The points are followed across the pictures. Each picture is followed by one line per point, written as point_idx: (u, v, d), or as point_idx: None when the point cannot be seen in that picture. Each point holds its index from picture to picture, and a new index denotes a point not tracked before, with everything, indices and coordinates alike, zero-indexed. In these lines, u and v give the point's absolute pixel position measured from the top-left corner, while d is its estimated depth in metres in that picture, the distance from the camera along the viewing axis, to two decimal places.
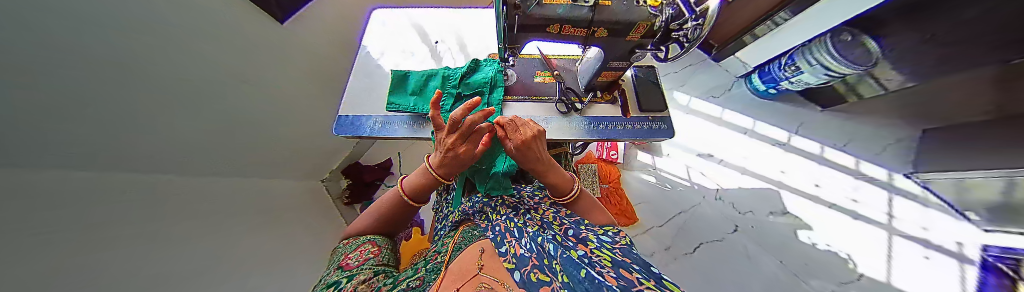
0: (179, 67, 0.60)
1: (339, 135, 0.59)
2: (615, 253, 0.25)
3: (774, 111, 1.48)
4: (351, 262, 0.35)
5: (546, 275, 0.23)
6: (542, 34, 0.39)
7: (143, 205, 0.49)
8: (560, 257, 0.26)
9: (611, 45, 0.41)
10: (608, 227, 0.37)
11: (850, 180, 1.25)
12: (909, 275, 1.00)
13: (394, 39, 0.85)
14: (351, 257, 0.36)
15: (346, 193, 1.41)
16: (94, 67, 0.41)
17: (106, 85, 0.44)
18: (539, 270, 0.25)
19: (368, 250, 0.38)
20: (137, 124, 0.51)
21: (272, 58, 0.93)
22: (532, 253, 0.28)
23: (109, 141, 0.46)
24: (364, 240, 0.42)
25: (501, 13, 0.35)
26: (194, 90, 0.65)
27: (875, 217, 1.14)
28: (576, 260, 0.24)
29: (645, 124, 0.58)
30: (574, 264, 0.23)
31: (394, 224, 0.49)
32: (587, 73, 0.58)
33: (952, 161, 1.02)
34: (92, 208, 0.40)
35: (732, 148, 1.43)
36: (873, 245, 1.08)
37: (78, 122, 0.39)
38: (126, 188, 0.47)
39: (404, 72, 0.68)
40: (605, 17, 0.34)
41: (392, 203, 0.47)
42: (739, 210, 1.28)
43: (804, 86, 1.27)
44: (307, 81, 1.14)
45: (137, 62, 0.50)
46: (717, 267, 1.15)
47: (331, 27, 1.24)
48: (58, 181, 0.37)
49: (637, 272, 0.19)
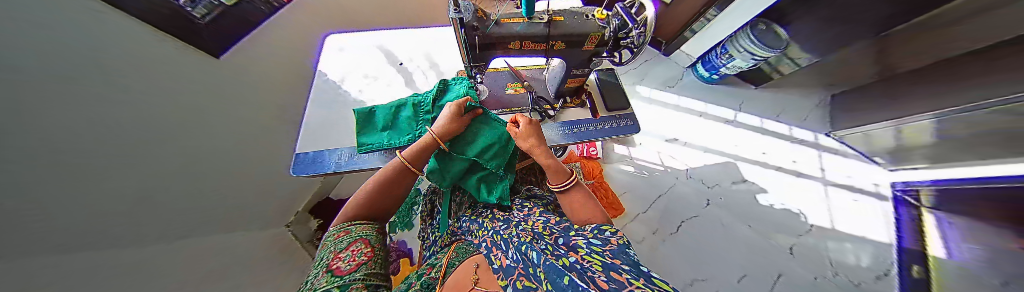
0: (119, 119, 0.53)
1: (298, 174, 0.53)
2: (605, 256, 0.25)
3: (721, 94, 1.67)
4: (342, 266, 0.30)
5: (532, 282, 0.24)
6: (503, 52, 0.40)
7: (92, 279, 0.41)
8: (544, 264, 0.25)
9: (571, 56, 0.43)
10: (602, 226, 0.36)
11: (787, 145, 1.46)
12: (844, 217, 1.22)
13: (356, 65, 0.81)
14: (341, 260, 0.31)
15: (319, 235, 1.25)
16: (5, 118, 0.33)
17: (26, 138, 0.36)
18: (527, 277, 0.25)
19: (360, 252, 0.34)
20: (87, 187, 0.45)
21: (212, 90, 0.81)
22: (517, 264, 0.29)
23: (35, 191, 0.37)
24: (355, 237, 0.37)
25: (461, 36, 0.36)
26: (141, 142, 0.57)
27: (812, 172, 1.36)
28: (559, 265, 0.24)
29: (614, 122, 0.62)
30: (557, 271, 0.23)
31: (379, 206, 0.45)
32: (554, 81, 0.60)
33: (873, 113, 1.24)
34: (62, 287, 0.36)
35: (693, 130, 1.58)
36: (816, 197, 1.28)
37: (2, 191, 0.32)
38: (63, 267, 0.39)
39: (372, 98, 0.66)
40: (560, 31, 0.36)
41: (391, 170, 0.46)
42: (707, 184, 1.41)
43: (739, 70, 1.45)
44: (264, 118, 1.03)
45: (73, 122, 0.44)
46: (704, 239, 1.25)
47: (281, 52, 1.12)
48: (12, 264, 0.32)
49: (626, 273, 0.19)
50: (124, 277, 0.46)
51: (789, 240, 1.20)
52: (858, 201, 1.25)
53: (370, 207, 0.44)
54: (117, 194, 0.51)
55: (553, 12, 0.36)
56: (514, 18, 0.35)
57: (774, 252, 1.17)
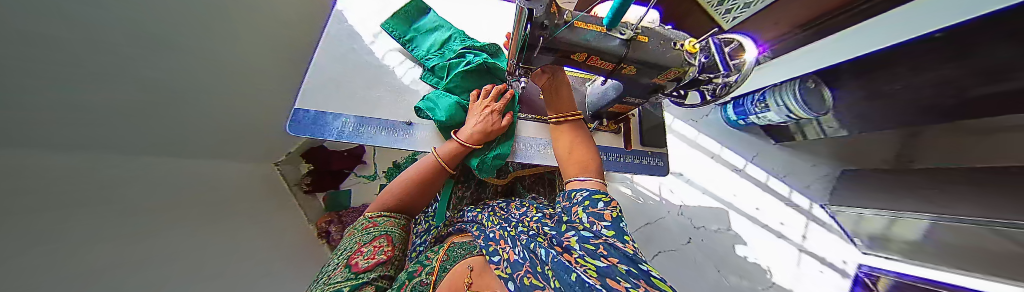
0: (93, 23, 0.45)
1: (296, 135, 0.47)
2: (597, 259, 0.19)
3: (740, 140, 1.62)
4: (361, 262, 0.28)
5: (540, 280, 0.19)
6: (562, 59, 0.36)
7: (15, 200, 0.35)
8: (553, 261, 0.21)
9: (635, 83, 0.39)
10: (594, 195, 0.31)
11: (781, 205, 1.47)
12: (805, 284, 1.28)
13: (375, 18, 0.70)
14: (362, 255, 0.29)
15: (307, 180, 1.27)
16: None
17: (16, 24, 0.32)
18: (533, 274, 0.21)
19: (382, 249, 0.32)
20: (27, 102, 0.40)
21: None
22: (526, 260, 0.24)
23: None
24: (380, 231, 0.36)
25: (525, 34, 0.29)
26: (90, 50, 0.48)
27: (794, 237, 1.39)
28: (566, 261, 0.20)
29: (643, 159, 0.59)
30: (565, 267, 0.18)
31: (407, 198, 0.44)
32: (596, 99, 0.55)
33: (870, 200, 1.26)
34: (6, 212, 0.33)
35: (700, 170, 1.56)
36: (788, 259, 1.33)
37: None
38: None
39: (405, 42, 0.66)
40: (639, 54, 0.32)
41: (423, 167, 0.45)
42: (694, 224, 1.44)
43: (767, 122, 1.39)
44: (260, 45, 0.92)
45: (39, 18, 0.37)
46: (670, 270, 1.31)
47: None
48: None
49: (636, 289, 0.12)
50: (55, 208, 0.41)
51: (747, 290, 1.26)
52: (822, 273, 1.31)
53: (399, 199, 0.43)
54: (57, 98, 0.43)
55: (638, 29, 0.31)
56: (590, 25, 0.30)
57: None
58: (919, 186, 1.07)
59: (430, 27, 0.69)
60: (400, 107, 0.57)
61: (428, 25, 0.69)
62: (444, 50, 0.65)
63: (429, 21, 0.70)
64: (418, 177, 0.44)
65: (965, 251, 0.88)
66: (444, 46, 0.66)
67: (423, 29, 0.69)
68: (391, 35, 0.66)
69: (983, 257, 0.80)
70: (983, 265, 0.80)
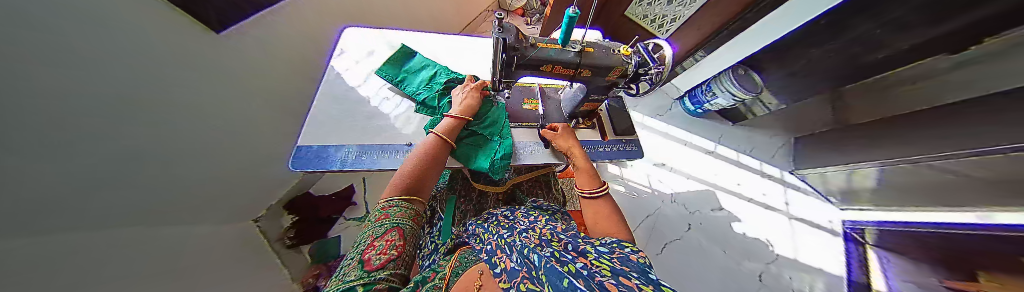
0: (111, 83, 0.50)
1: (297, 169, 0.49)
2: (613, 261, 0.21)
3: (704, 126, 1.80)
4: (373, 259, 0.26)
5: (535, 285, 0.21)
6: (534, 72, 0.44)
7: (32, 269, 0.34)
8: (546, 267, 0.23)
9: (593, 82, 0.48)
10: None
11: (758, 178, 1.60)
12: (806, 250, 1.33)
13: (365, 64, 0.78)
14: (374, 250, 0.28)
15: (290, 232, 1.18)
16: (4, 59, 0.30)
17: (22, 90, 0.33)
18: (529, 280, 0.22)
19: (394, 244, 0.30)
20: (47, 174, 0.40)
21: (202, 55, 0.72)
22: (522, 266, 0.27)
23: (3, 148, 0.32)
24: (392, 223, 0.33)
25: (499, 53, 0.38)
26: (113, 119, 0.50)
27: (778, 206, 1.49)
28: (561, 268, 0.21)
29: (620, 146, 0.68)
30: (557, 274, 0.19)
31: (420, 177, 0.43)
32: (570, 102, 0.63)
33: (827, 159, 1.44)
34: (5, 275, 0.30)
35: (680, 158, 1.69)
36: (781, 228, 1.41)
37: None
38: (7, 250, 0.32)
39: (396, 82, 0.73)
40: (588, 60, 0.42)
41: (428, 144, 0.48)
42: (689, 210, 1.49)
43: (720, 107, 1.57)
44: (253, 96, 0.95)
45: (68, 86, 0.41)
46: (680, 261, 1.31)
47: (285, 33, 1.07)
48: None
49: (636, 278, 0.15)
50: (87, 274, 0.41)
51: (758, 267, 1.29)
52: (816, 235, 1.38)
53: (413, 177, 0.42)
54: (60, 167, 0.42)
55: (584, 44, 0.41)
56: (549, 45, 0.40)
57: (745, 278, 1.25)
58: (866, 137, 1.23)
59: (418, 67, 0.77)
60: (396, 134, 0.62)
61: (415, 66, 0.78)
62: (432, 84, 0.73)
63: (416, 62, 0.78)
64: (416, 169, 0.43)
65: (930, 187, 0.99)
66: (431, 80, 0.73)
67: (412, 69, 0.77)
68: (383, 77, 0.74)
69: (971, 191, 0.85)
70: (982, 196, 0.83)
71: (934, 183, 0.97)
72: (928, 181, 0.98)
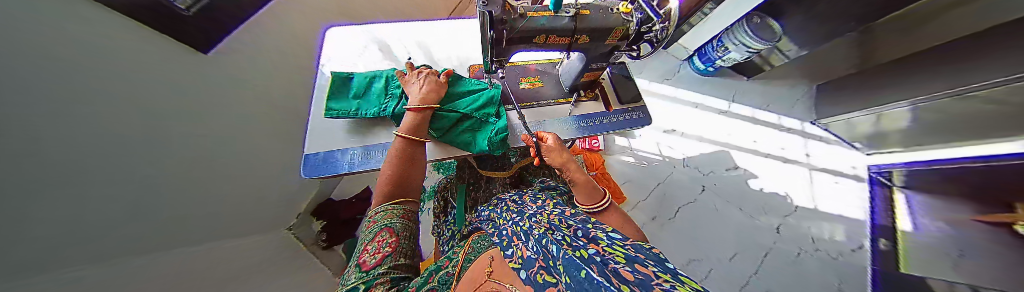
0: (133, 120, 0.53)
1: (308, 177, 0.51)
2: (627, 248, 0.17)
3: (715, 85, 1.70)
4: (369, 260, 0.30)
5: (553, 275, 0.17)
6: (528, 46, 0.42)
7: None
8: (563, 257, 0.19)
9: (593, 50, 0.46)
10: None
11: (777, 132, 1.52)
12: (827, 199, 1.32)
13: (354, 66, 0.76)
14: (368, 252, 0.32)
15: (323, 236, 1.26)
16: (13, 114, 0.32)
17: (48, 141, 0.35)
18: (546, 269, 0.19)
19: (385, 243, 0.33)
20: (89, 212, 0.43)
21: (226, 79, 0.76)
22: (538, 253, 0.24)
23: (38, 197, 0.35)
24: (380, 225, 0.37)
25: (489, 28, 0.36)
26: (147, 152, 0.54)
27: (797, 158, 1.44)
28: (578, 257, 0.18)
29: (627, 115, 0.66)
30: (576, 263, 0.16)
31: (400, 180, 0.44)
32: (569, 75, 0.60)
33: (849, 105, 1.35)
34: None
35: (690, 121, 1.62)
36: (800, 180, 1.38)
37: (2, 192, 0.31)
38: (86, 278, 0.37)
39: None
40: (584, 24, 0.38)
41: (397, 148, 0.47)
42: (703, 172, 1.46)
43: (732, 62, 1.49)
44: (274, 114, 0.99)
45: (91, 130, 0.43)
46: (694, 224, 1.32)
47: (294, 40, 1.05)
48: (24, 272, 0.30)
49: (654, 267, 0.12)
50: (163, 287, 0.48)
51: (775, 221, 1.29)
52: (840, 183, 1.37)
53: (392, 183, 0.43)
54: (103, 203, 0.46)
55: (579, 6, 0.38)
56: (540, 12, 0.37)
57: (761, 233, 1.26)
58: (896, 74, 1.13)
59: None
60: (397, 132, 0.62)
61: None
62: None
63: None
64: (394, 174, 0.43)
65: (969, 119, 0.92)
66: None
67: None
68: None
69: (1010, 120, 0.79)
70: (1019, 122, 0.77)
71: (970, 114, 0.90)
72: (965, 113, 0.91)
